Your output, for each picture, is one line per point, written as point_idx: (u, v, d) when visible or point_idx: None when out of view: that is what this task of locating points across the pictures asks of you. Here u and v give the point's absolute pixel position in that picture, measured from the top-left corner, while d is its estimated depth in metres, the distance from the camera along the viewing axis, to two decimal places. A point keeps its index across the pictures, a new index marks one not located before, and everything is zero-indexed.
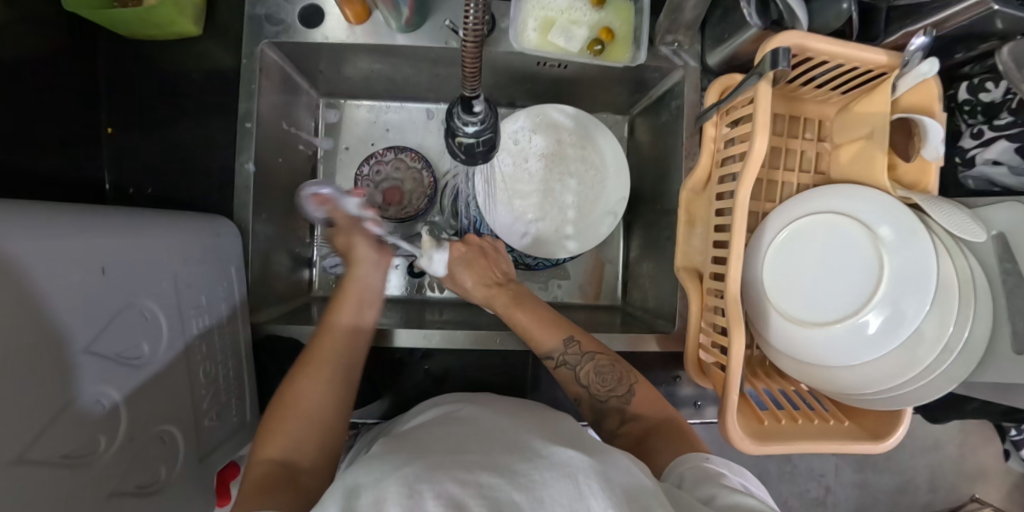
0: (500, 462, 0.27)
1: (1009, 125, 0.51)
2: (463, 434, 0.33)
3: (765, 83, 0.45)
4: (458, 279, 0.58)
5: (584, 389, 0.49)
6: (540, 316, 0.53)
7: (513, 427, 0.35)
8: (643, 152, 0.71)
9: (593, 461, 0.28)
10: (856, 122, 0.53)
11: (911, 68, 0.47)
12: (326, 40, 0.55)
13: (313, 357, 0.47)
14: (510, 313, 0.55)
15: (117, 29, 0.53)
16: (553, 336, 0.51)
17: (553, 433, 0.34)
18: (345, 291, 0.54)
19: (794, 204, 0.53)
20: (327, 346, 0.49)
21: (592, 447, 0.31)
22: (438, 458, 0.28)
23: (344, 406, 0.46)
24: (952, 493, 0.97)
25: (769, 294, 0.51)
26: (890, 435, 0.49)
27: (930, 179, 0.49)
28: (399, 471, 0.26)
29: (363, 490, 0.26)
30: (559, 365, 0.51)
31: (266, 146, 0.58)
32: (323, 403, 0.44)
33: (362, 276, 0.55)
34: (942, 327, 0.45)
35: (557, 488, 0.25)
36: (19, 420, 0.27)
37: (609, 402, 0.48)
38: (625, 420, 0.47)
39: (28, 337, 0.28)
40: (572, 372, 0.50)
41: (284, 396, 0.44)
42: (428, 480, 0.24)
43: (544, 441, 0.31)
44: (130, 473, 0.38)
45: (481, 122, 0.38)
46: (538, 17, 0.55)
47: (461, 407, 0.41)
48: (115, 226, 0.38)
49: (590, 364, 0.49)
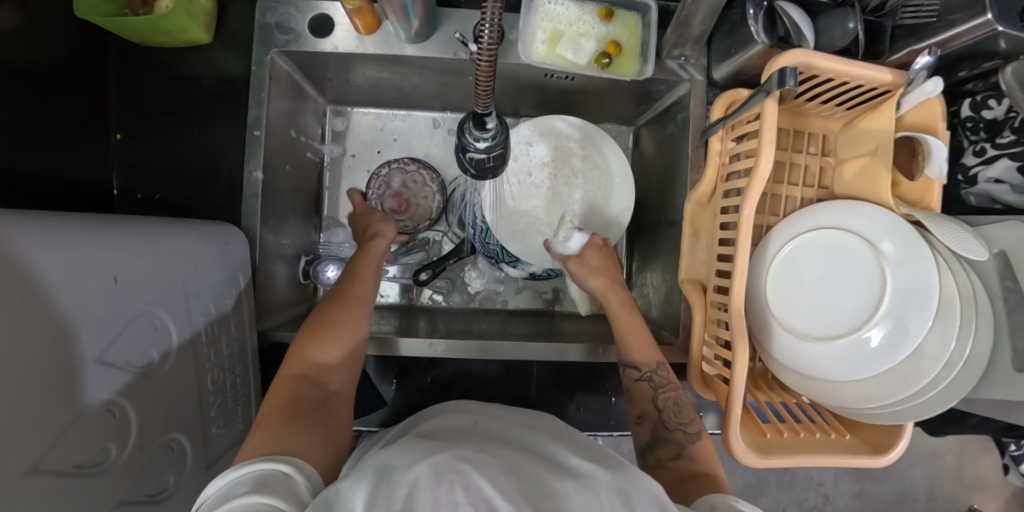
0: (525, 469, 0.28)
1: (1012, 144, 0.52)
2: (482, 441, 0.34)
3: (771, 100, 0.46)
4: (581, 269, 0.59)
5: (655, 411, 0.51)
6: (642, 328, 0.55)
7: (534, 440, 0.35)
8: (648, 162, 0.72)
9: (612, 476, 0.28)
10: (860, 139, 0.54)
11: (916, 87, 0.48)
12: (335, 49, 0.55)
13: (344, 299, 0.51)
14: (619, 314, 0.56)
15: (128, 36, 0.53)
16: (649, 355, 0.53)
17: (573, 446, 0.35)
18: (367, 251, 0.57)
19: (799, 217, 0.53)
20: (359, 291, 0.52)
21: (610, 462, 0.32)
22: (463, 452, 0.28)
23: (362, 353, 0.50)
24: (951, 503, 0.98)
25: (773, 308, 0.52)
26: (891, 450, 0.49)
27: (932, 198, 0.50)
28: (429, 458, 0.27)
29: (394, 471, 0.26)
30: (640, 379, 0.53)
31: (275, 153, 0.58)
32: (351, 341, 0.48)
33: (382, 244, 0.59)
34: (943, 344, 0.45)
35: (580, 497, 0.25)
36: (32, 430, 0.27)
37: (674, 434, 0.48)
38: (679, 455, 0.46)
39: (44, 346, 0.28)
40: (651, 392, 0.52)
41: (313, 325, 0.48)
42: (455, 471, 0.25)
43: (567, 453, 0.32)
44: (139, 480, 0.38)
45: (493, 138, 0.38)
46: (547, 29, 0.56)
47: (472, 416, 0.42)
48: (128, 234, 0.38)
49: (669, 394, 0.52)
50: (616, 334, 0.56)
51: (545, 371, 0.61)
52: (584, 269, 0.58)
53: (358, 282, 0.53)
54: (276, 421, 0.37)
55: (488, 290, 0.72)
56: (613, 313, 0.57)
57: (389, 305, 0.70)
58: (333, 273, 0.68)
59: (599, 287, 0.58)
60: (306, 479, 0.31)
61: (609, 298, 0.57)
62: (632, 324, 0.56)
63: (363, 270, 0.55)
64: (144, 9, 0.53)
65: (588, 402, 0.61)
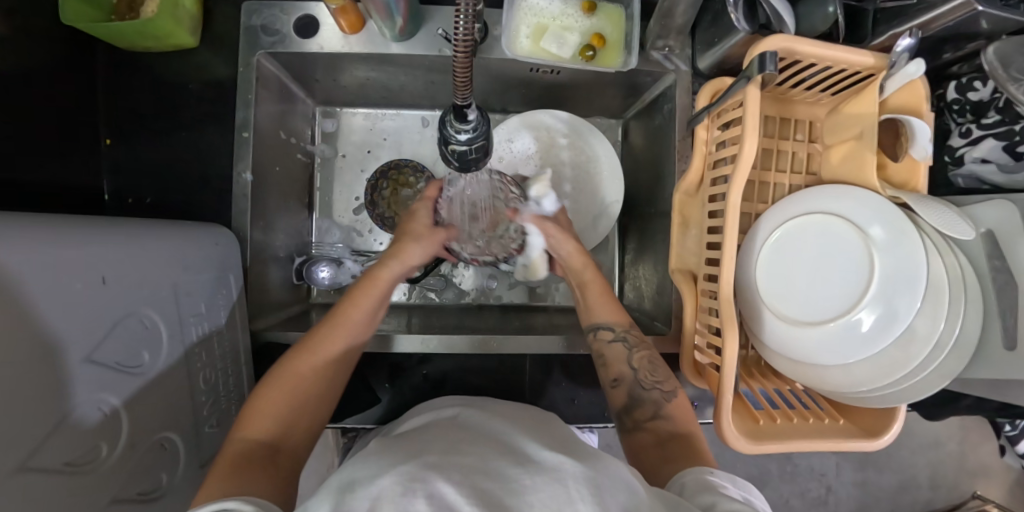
0: (494, 466, 0.28)
1: (997, 124, 0.52)
2: (459, 436, 0.34)
3: (753, 86, 0.46)
4: (557, 234, 0.59)
5: (629, 371, 0.50)
6: (606, 293, 0.56)
7: (509, 433, 0.35)
8: (637, 155, 0.72)
9: (584, 467, 0.28)
10: (845, 123, 0.54)
11: (898, 70, 0.48)
12: (321, 49, 0.56)
13: (320, 345, 0.45)
14: (589, 281, 0.57)
15: (116, 41, 0.54)
16: (619, 315, 0.54)
17: (545, 437, 0.35)
18: (367, 280, 0.50)
19: (787, 204, 0.54)
20: (339, 336, 0.46)
21: (583, 453, 0.32)
22: (430, 457, 0.28)
23: (332, 397, 0.45)
24: (954, 491, 0.97)
25: (763, 294, 0.52)
26: (886, 432, 0.49)
27: (919, 179, 0.50)
28: (393, 469, 0.27)
29: (357, 485, 0.27)
30: (614, 341, 0.52)
31: (264, 154, 0.59)
32: (319, 392, 0.44)
33: (390, 272, 0.52)
34: (933, 324, 0.45)
35: (547, 491, 0.25)
36: (21, 427, 0.28)
37: (650, 394, 0.48)
38: (656, 416, 0.47)
39: (33, 343, 0.29)
40: (627, 353, 0.51)
41: (280, 372, 0.43)
42: (420, 479, 0.25)
43: (536, 446, 0.32)
44: (131, 479, 0.38)
45: (474, 130, 0.39)
46: (530, 23, 0.56)
47: (459, 409, 0.42)
48: (115, 236, 0.38)
49: (644, 353, 0.51)
50: (584, 302, 0.56)
51: (539, 365, 0.61)
52: (559, 232, 0.59)
53: (339, 326, 0.47)
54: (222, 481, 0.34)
55: (480, 286, 0.72)
56: (582, 283, 0.57)
57: None
58: (326, 273, 0.68)
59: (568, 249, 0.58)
60: (255, 508, 0.30)
61: (577, 262, 0.58)
62: (600, 290, 0.56)
63: (352, 312, 0.48)
64: (130, 14, 0.54)
65: (582, 395, 0.61)
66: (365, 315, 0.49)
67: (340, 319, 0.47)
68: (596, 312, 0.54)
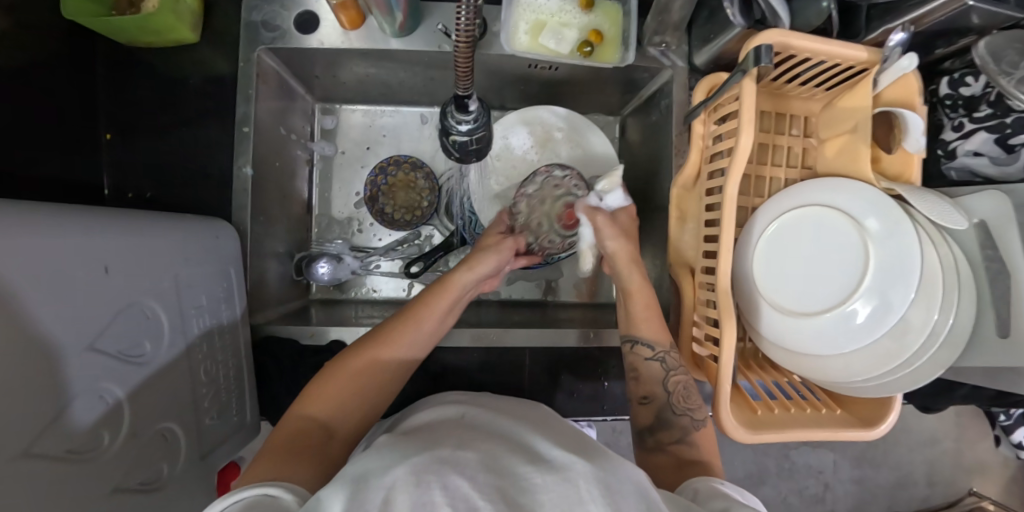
0: (504, 464, 0.28)
1: (988, 117, 0.53)
2: (465, 433, 0.34)
3: (749, 80, 0.47)
4: (608, 227, 0.54)
5: (662, 393, 0.51)
6: (652, 304, 0.54)
7: (518, 431, 0.35)
8: (635, 151, 0.73)
9: (593, 467, 0.28)
10: (839, 118, 0.55)
11: (891, 64, 0.48)
12: (321, 44, 0.56)
13: (388, 342, 0.46)
14: (635, 292, 0.54)
15: (116, 36, 0.54)
16: (661, 335, 0.52)
17: (555, 436, 0.35)
18: (443, 285, 0.51)
19: (783, 197, 0.54)
20: (409, 335, 0.47)
21: (593, 452, 0.32)
22: (442, 451, 0.29)
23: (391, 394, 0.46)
24: (951, 487, 0.98)
25: (760, 286, 0.53)
26: (882, 422, 0.49)
27: (912, 171, 0.51)
28: (407, 460, 0.27)
29: (371, 478, 0.26)
30: (651, 359, 0.52)
31: (264, 150, 0.59)
32: (377, 386, 0.44)
33: (463, 280, 0.52)
34: (927, 314, 0.46)
35: (558, 490, 0.25)
36: (25, 411, 0.28)
37: (680, 419, 0.49)
38: (680, 440, 0.47)
39: (36, 329, 0.29)
40: (663, 374, 0.51)
41: (344, 361, 0.44)
42: (433, 471, 0.25)
43: (546, 445, 0.32)
44: (133, 469, 0.38)
45: (475, 121, 0.40)
46: (529, 20, 0.57)
47: (463, 406, 0.42)
48: (117, 226, 0.38)
49: (680, 377, 0.51)
50: (627, 312, 0.55)
51: (538, 359, 0.62)
52: (611, 228, 0.54)
53: (408, 327, 0.48)
54: (276, 458, 0.35)
55: None
56: (627, 291, 0.54)
57: (384, 299, 0.70)
58: (325, 269, 0.68)
59: (618, 252, 0.54)
60: (298, 500, 0.30)
61: (626, 269, 0.54)
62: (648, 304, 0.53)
63: (422, 316, 0.49)
64: (130, 9, 0.54)
65: (581, 388, 0.62)
66: (434, 320, 0.49)
67: (413, 318, 0.48)
68: (639, 328, 0.53)
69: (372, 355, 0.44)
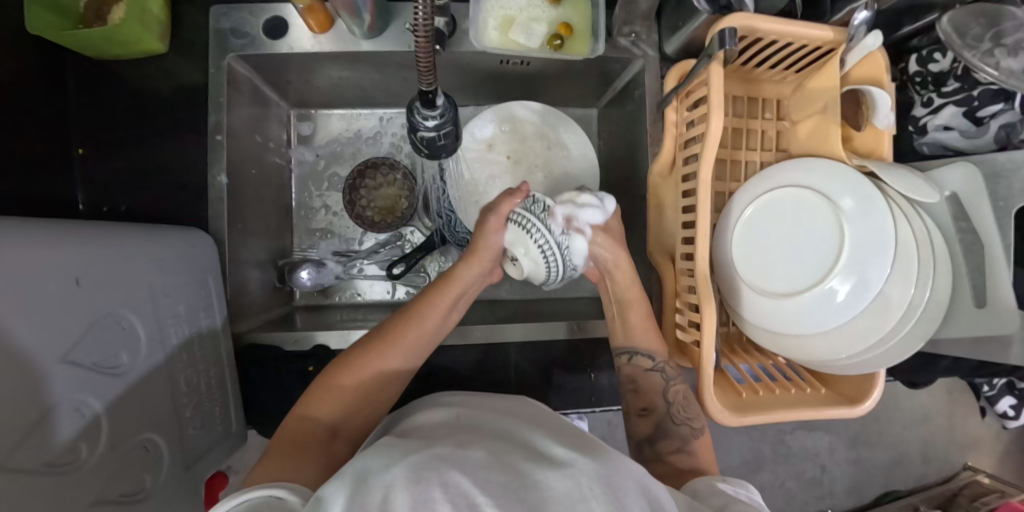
0: (506, 461, 0.28)
1: (956, 91, 0.53)
2: (464, 434, 0.34)
3: (715, 64, 0.47)
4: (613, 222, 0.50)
5: (663, 404, 0.51)
6: (647, 313, 0.52)
7: (520, 430, 0.35)
8: (612, 142, 0.73)
9: (594, 463, 0.28)
10: (811, 99, 0.55)
11: (857, 42, 0.49)
12: (292, 49, 0.56)
13: (393, 340, 0.45)
14: (632, 299, 0.52)
15: (83, 50, 0.54)
16: (655, 344, 0.53)
17: (555, 433, 0.35)
18: (449, 281, 0.49)
19: (761, 179, 0.54)
20: (412, 334, 0.46)
21: (592, 448, 0.31)
22: (442, 450, 0.28)
23: (397, 390, 0.46)
24: (947, 463, 0.98)
25: (741, 271, 0.53)
26: (867, 400, 0.50)
27: (884, 147, 0.51)
28: (405, 459, 0.27)
29: (370, 475, 0.26)
30: (651, 370, 0.52)
31: (239, 157, 0.59)
32: (383, 386, 0.44)
33: (469, 274, 0.49)
34: (905, 289, 0.46)
35: (561, 487, 0.25)
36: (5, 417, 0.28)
37: (680, 429, 0.49)
38: (679, 449, 0.47)
39: (14, 338, 0.29)
40: (663, 384, 0.52)
41: (356, 360, 0.43)
42: (433, 469, 0.25)
43: (547, 444, 0.31)
44: (113, 481, 0.38)
45: (441, 116, 0.41)
46: (497, 16, 0.57)
47: (455, 409, 0.42)
48: (86, 235, 0.38)
49: (678, 386, 0.52)
50: (620, 319, 0.53)
51: (524, 354, 0.61)
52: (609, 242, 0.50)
53: (413, 320, 0.46)
54: (280, 457, 0.36)
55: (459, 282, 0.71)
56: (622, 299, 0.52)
57: (369, 302, 0.70)
58: (309, 276, 0.67)
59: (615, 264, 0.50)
60: (300, 499, 0.31)
61: (619, 283, 0.52)
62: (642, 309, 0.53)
63: (426, 311, 0.47)
64: (97, 22, 0.54)
65: (568, 380, 0.62)
66: (439, 317, 0.48)
67: (414, 316, 0.46)
68: (636, 338, 0.52)
69: (372, 355, 0.44)
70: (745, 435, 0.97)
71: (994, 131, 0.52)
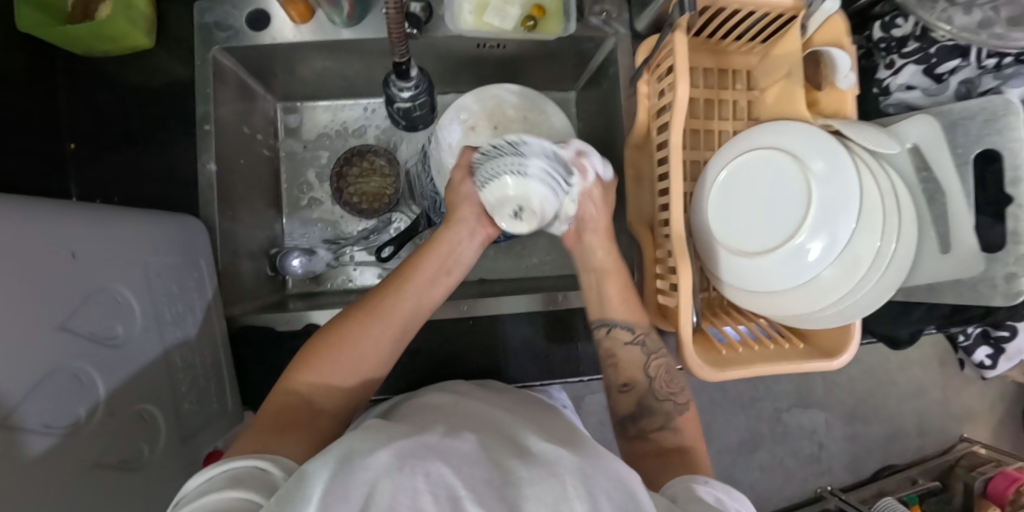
0: (491, 455, 0.27)
1: (916, 51, 0.55)
2: (456, 423, 0.33)
3: (679, 32, 0.49)
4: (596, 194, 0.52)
5: (643, 379, 0.52)
6: (621, 283, 0.54)
7: (511, 424, 0.34)
8: (591, 123, 0.75)
9: (582, 460, 0.27)
10: (776, 66, 0.57)
11: (817, 8, 0.51)
12: (274, 40, 0.58)
13: (375, 311, 0.47)
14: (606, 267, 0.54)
15: (71, 47, 0.56)
16: (637, 316, 0.54)
17: (547, 432, 0.34)
18: (430, 248, 0.51)
19: (732, 145, 0.56)
20: (392, 304, 0.47)
21: (583, 445, 0.30)
22: (428, 438, 0.28)
23: (386, 366, 0.47)
24: (943, 435, 0.99)
25: (716, 234, 0.54)
26: (845, 353, 0.51)
27: (847, 107, 0.54)
28: (392, 445, 0.26)
29: (356, 456, 0.26)
30: (631, 343, 0.53)
31: (228, 147, 0.61)
32: (366, 361, 0.45)
33: (451, 236, 0.52)
34: (872, 241, 0.47)
35: (543, 484, 0.24)
36: (10, 367, 0.29)
37: (662, 405, 0.50)
38: (663, 426, 0.48)
39: (17, 298, 0.31)
40: (643, 358, 0.52)
41: (336, 332, 0.45)
42: (417, 460, 0.24)
43: (535, 438, 0.30)
44: (110, 447, 0.39)
45: (416, 87, 0.43)
46: (472, 0, 0.59)
47: (457, 396, 0.42)
48: (79, 211, 0.40)
49: (660, 360, 0.53)
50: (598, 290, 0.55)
51: (511, 329, 0.63)
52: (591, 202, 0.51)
53: (392, 296, 0.48)
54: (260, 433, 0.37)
55: None
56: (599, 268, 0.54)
57: (361, 288, 0.72)
58: (299, 262, 0.69)
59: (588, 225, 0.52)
60: (282, 473, 0.32)
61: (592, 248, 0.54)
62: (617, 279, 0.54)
63: (407, 282, 0.49)
64: (85, 20, 0.56)
65: (555, 352, 0.63)
66: (420, 286, 0.49)
67: (395, 286, 0.49)
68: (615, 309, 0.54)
69: (352, 327, 0.45)
70: (742, 414, 0.98)
71: (954, 88, 0.55)
